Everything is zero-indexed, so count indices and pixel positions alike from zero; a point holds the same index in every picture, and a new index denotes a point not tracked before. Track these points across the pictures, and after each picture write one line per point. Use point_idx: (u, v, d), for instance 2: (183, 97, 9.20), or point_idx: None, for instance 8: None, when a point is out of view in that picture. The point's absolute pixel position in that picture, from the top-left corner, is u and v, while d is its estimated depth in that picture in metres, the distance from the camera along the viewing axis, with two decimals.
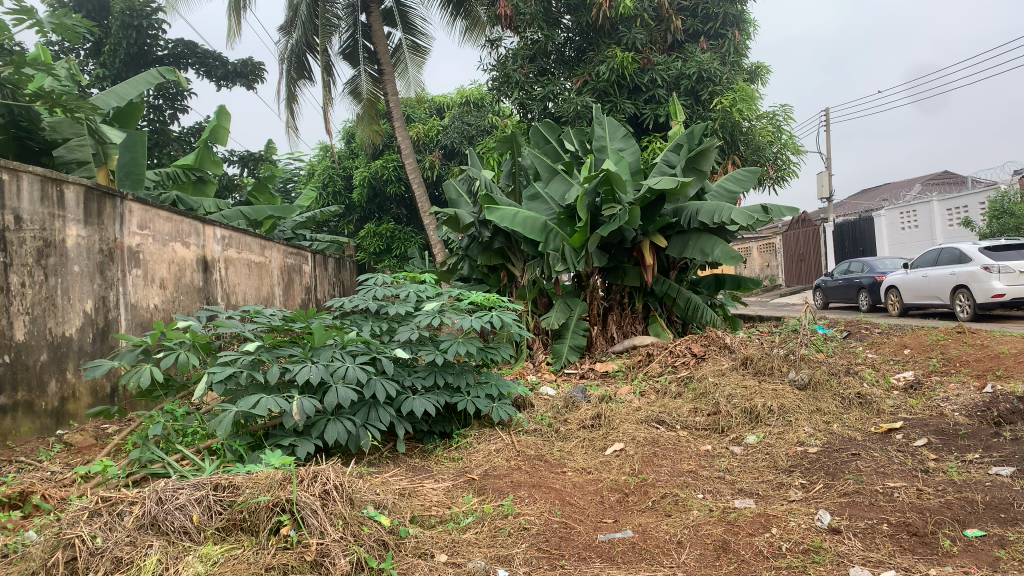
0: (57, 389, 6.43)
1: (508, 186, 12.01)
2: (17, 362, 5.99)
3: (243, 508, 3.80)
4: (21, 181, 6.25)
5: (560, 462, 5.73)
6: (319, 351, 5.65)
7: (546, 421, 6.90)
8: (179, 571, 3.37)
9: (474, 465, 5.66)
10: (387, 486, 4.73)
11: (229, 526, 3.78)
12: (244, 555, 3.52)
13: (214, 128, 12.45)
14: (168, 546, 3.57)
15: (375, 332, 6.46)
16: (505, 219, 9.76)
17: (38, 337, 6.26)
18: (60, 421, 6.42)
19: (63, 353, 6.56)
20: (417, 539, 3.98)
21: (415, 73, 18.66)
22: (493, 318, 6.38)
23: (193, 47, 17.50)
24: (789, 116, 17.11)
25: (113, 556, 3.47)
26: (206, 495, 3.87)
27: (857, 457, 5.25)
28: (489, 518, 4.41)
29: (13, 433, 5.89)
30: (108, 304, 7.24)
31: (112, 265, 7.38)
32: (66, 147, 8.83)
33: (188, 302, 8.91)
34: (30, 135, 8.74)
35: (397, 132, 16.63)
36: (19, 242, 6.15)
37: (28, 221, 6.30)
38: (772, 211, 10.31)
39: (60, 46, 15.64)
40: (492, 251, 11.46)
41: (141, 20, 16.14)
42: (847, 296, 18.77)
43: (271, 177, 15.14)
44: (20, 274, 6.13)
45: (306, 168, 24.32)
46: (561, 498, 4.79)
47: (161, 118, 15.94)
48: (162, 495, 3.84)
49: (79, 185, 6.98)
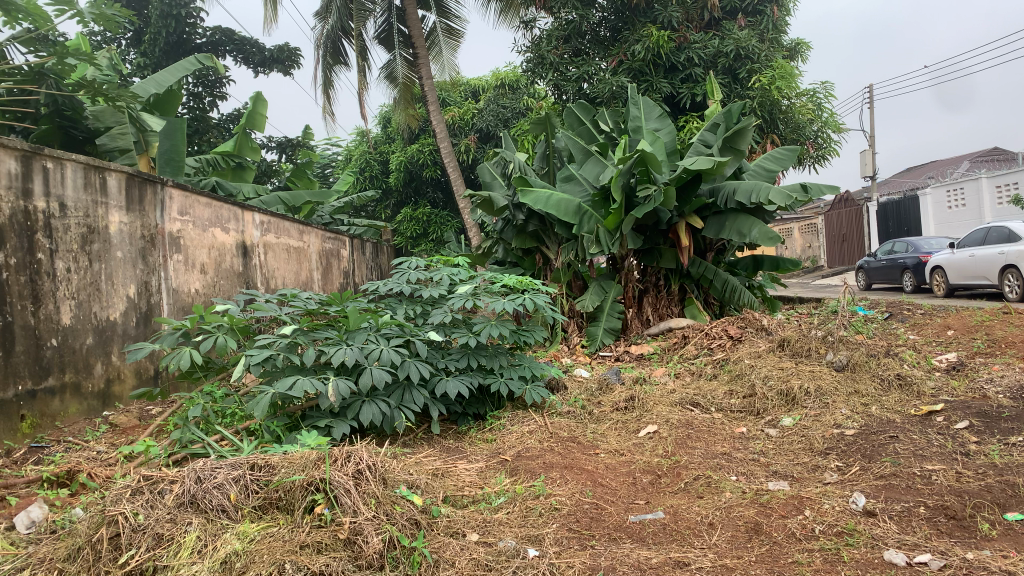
0: (103, 371, 6.63)
1: (542, 169, 11.98)
2: (65, 345, 6.18)
3: (279, 487, 3.88)
4: (65, 168, 6.39)
5: (593, 444, 5.73)
6: (355, 334, 5.72)
7: (579, 403, 6.90)
8: (218, 548, 3.45)
9: (507, 446, 5.68)
10: (421, 466, 4.79)
11: (266, 504, 3.86)
12: (280, 532, 3.60)
13: (251, 114, 12.58)
14: (207, 523, 3.66)
15: (408, 315, 6.51)
16: (538, 202, 9.73)
17: (84, 321, 6.44)
18: (106, 403, 6.64)
19: (109, 336, 6.75)
20: (448, 518, 4.03)
21: (450, 56, 18.59)
22: (527, 300, 6.37)
23: (231, 34, 17.72)
24: (829, 93, 16.75)
25: (154, 533, 3.57)
26: (244, 474, 3.96)
27: (895, 440, 5.15)
28: (520, 499, 4.44)
29: (62, 414, 6.09)
30: (150, 289, 7.42)
31: (154, 250, 7.54)
32: (108, 136, 9.06)
33: (228, 286, 9.09)
34: (73, 123, 8.96)
35: (432, 115, 16.63)
36: (64, 229, 6.31)
37: (73, 208, 6.45)
38: (812, 189, 10.11)
39: (102, 36, 16.01)
40: (526, 234, 11.45)
41: (181, 8, 16.38)
42: (891, 277, 18.36)
43: (309, 163, 15.30)
44: (66, 260, 6.29)
45: (344, 153, 24.54)
46: (592, 479, 4.80)
47: (201, 106, 16.20)
48: (202, 474, 3.94)
49: (121, 172, 7.12)
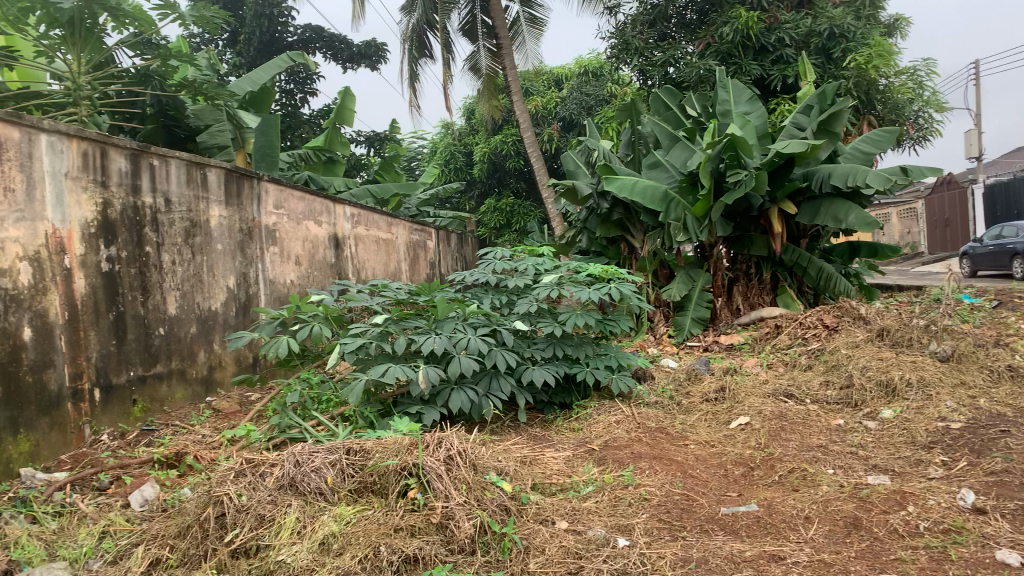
0: (206, 358, 6.96)
1: (627, 156, 11.85)
2: (171, 334, 6.51)
3: (373, 471, 3.99)
4: (170, 165, 6.70)
5: (682, 435, 5.65)
6: (443, 323, 5.81)
7: (668, 394, 6.82)
8: (316, 529, 3.59)
9: (594, 436, 5.67)
10: (509, 454, 4.83)
11: (361, 488, 3.97)
12: (375, 515, 3.71)
13: (340, 109, 12.90)
14: (306, 505, 3.80)
15: (495, 305, 6.57)
16: (624, 189, 9.66)
17: (188, 311, 6.76)
18: (209, 388, 6.98)
19: (211, 325, 7.08)
20: (537, 506, 4.05)
21: (533, 46, 18.57)
22: (613, 289, 6.32)
23: (320, 31, 18.17)
24: (931, 70, 15.94)
25: (256, 513, 3.73)
26: (340, 458, 4.09)
27: (1007, 434, 4.89)
28: (609, 488, 4.43)
29: (169, 399, 6.43)
30: (248, 280, 7.74)
31: (251, 243, 7.85)
32: (208, 134, 9.44)
33: (321, 276, 9.38)
34: (175, 122, 9.38)
35: (516, 105, 16.66)
36: (169, 223, 6.63)
37: (177, 203, 6.77)
38: (914, 172, 9.65)
39: (200, 37, 16.68)
40: (611, 222, 11.34)
41: (273, 8, 16.90)
42: (999, 263, 17.38)
43: (396, 156, 15.59)
44: (172, 253, 6.61)
45: (429, 145, 24.89)
46: (683, 470, 4.74)
47: (293, 102, 16.74)
48: (300, 458, 4.09)
49: (221, 168, 7.42)
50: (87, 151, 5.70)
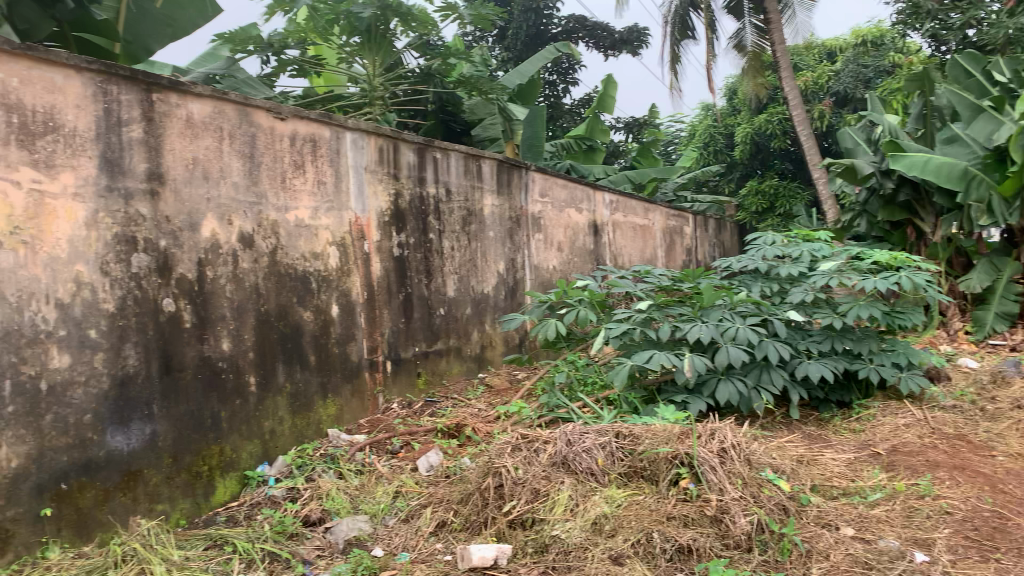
0: (479, 338, 7.42)
1: (916, 131, 10.72)
2: (450, 314, 7.00)
3: (644, 457, 3.98)
4: (450, 157, 7.16)
5: (987, 445, 5.01)
6: (709, 311, 5.65)
7: (967, 398, 6.07)
8: (588, 509, 3.66)
9: (879, 439, 5.20)
10: (784, 451, 4.58)
11: (631, 472, 3.98)
12: (647, 501, 3.70)
13: (602, 97, 13.04)
14: (578, 483, 3.89)
15: (765, 293, 6.26)
16: (914, 167, 8.74)
17: (464, 293, 7.23)
18: (481, 366, 7.44)
19: (483, 307, 7.52)
20: (819, 509, 3.79)
21: (805, 18, 17.40)
22: (903, 279, 5.73)
23: (583, 21, 18.47)
24: None
25: (532, 487, 3.89)
26: (610, 441, 4.14)
27: None
28: (901, 497, 4.03)
29: (447, 373, 6.95)
30: (516, 265, 8.11)
31: (519, 230, 8.20)
32: (481, 126, 9.98)
33: (582, 262, 9.58)
34: (452, 117, 10.05)
35: (784, 83, 15.75)
36: (449, 211, 7.11)
37: (456, 192, 7.23)
38: None
39: (473, 35, 17.72)
40: (896, 205, 10.37)
41: (539, 2, 17.48)
42: None
43: (654, 141, 15.46)
44: (451, 239, 7.09)
45: (688, 129, 24.37)
46: (991, 484, 4.19)
47: (555, 93, 17.25)
48: (572, 438, 4.20)
49: (494, 158, 7.80)
50: (382, 147, 6.27)
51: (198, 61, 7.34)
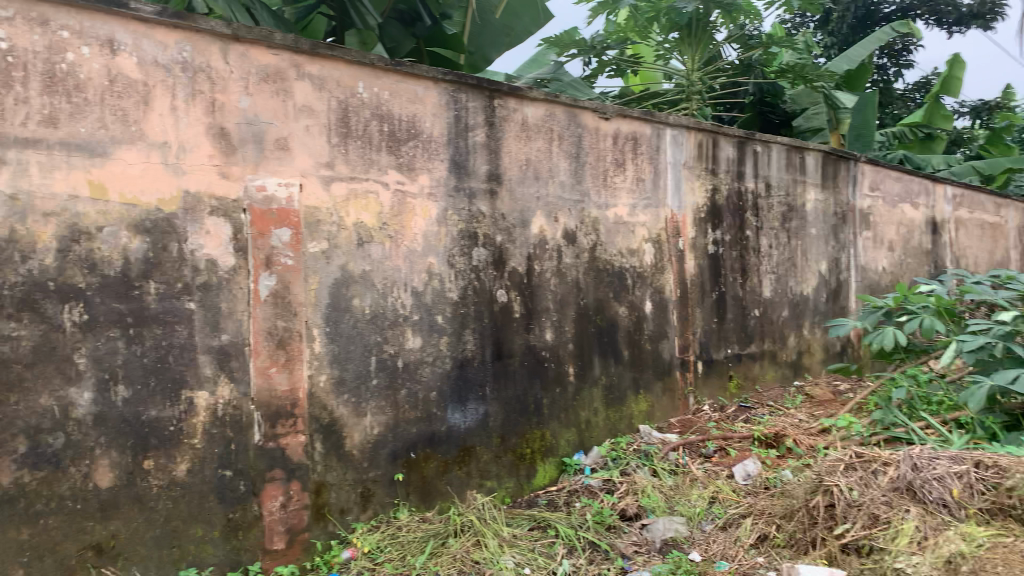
0: (795, 342, 7.00)
1: None
2: (766, 316, 6.68)
3: (1013, 493, 3.45)
4: (771, 151, 6.80)
5: None
6: None
7: None
8: (940, 544, 3.26)
9: None
10: None
11: (994, 509, 3.47)
12: (1018, 545, 3.19)
13: (946, 79, 11.62)
14: (926, 515, 3.49)
15: None
16: None
17: (781, 295, 6.85)
18: (797, 372, 7.02)
19: (801, 310, 7.08)
20: None
21: None
22: None
23: None
24: None
25: (870, 512, 3.57)
26: (967, 471, 3.65)
27: None
28: None
29: (761, 378, 6.66)
30: (840, 265, 7.51)
31: (844, 227, 7.58)
32: (803, 117, 9.34)
33: (916, 264, 8.61)
34: (771, 108, 9.57)
35: None
36: (768, 208, 6.76)
37: (776, 187, 6.85)
38: None
39: (793, 21, 16.77)
40: None
41: None
42: None
43: (1008, 127, 13.39)
44: (769, 237, 6.74)
45: None
46: None
47: (886, 77, 15.73)
48: (919, 462, 3.78)
49: (819, 150, 7.26)
50: (702, 142, 6.13)
51: (527, 66, 7.76)
